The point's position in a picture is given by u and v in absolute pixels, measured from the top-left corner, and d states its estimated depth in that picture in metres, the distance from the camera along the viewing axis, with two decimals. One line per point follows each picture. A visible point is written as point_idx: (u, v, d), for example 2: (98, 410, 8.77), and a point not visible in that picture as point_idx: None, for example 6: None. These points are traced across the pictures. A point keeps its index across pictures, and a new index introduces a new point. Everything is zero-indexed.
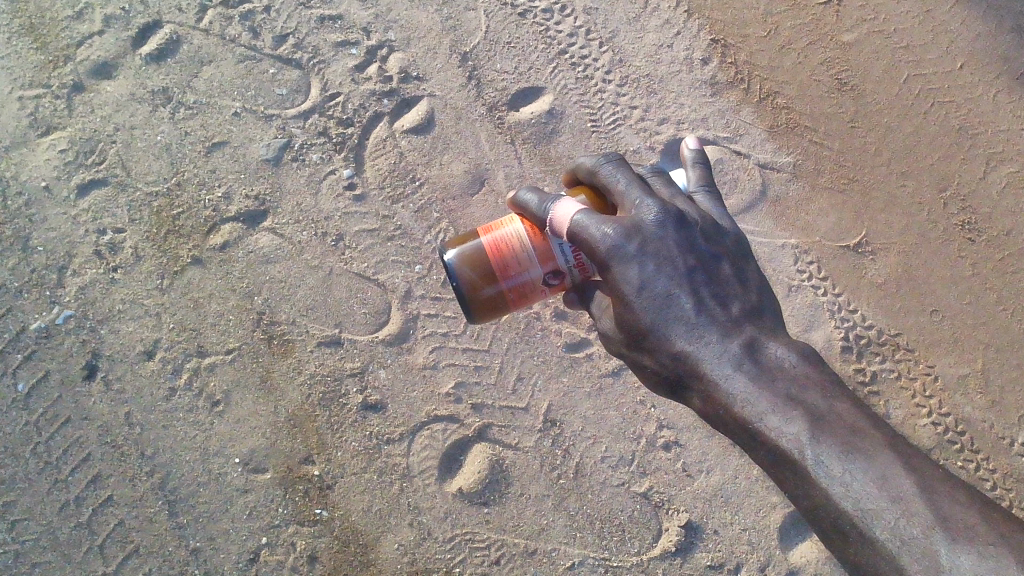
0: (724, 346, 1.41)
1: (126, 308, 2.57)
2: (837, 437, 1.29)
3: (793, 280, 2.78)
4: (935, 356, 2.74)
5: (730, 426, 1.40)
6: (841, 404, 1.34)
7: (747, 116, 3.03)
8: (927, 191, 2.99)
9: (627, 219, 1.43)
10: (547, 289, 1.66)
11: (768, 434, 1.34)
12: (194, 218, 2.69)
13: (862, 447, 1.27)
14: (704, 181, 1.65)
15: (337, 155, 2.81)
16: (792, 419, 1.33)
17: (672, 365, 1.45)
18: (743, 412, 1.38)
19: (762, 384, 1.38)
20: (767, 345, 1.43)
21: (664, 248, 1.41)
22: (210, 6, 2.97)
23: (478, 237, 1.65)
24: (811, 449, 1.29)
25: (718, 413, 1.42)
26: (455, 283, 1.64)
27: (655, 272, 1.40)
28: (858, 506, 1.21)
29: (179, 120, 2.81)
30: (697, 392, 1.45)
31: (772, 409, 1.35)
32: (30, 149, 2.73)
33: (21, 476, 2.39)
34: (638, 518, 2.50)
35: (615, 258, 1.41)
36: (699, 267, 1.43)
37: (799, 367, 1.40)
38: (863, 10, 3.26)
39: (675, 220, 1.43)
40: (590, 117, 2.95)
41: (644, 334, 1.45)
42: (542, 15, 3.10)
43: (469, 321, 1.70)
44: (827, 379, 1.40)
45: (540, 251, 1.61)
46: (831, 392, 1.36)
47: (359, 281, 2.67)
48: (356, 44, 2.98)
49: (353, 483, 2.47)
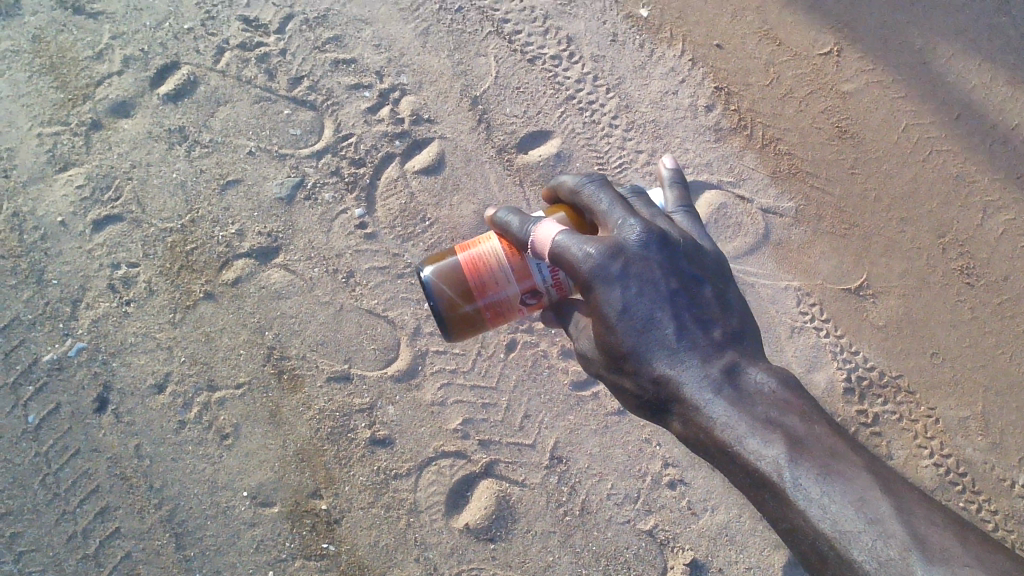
0: (705, 372, 1.48)
1: (137, 342, 2.61)
2: (814, 459, 1.34)
3: (795, 321, 2.83)
4: (935, 399, 2.78)
5: (709, 448, 1.47)
6: (819, 429, 1.40)
7: (750, 161, 3.11)
8: (926, 237, 3.05)
9: (609, 238, 1.50)
10: (523, 306, 1.75)
11: (746, 456, 1.39)
12: (206, 253, 2.74)
13: (839, 469, 1.32)
14: (682, 202, 1.79)
15: (349, 194, 2.87)
16: (771, 442, 1.38)
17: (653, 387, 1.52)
18: (722, 434, 1.44)
19: (740, 408, 1.44)
20: (747, 371, 1.50)
21: (647, 270, 1.48)
22: (227, 48, 3.06)
23: (456, 255, 1.73)
24: (789, 470, 1.34)
25: (698, 436, 1.48)
26: (434, 300, 1.72)
27: (638, 294, 1.47)
28: (836, 527, 1.26)
29: (194, 159, 2.87)
30: (677, 414, 1.51)
31: (751, 432, 1.41)
32: (48, 184, 2.79)
33: (29, 507, 2.40)
34: (644, 556, 2.52)
35: (598, 279, 1.48)
36: (683, 290, 1.50)
37: (778, 392, 1.47)
38: (862, 61, 3.36)
39: (658, 240, 1.50)
40: (597, 160, 3.02)
41: (626, 357, 1.53)
42: (551, 62, 3.20)
43: (445, 336, 1.78)
44: (805, 404, 1.46)
45: (517, 269, 1.70)
46: (809, 417, 1.42)
47: (369, 317, 2.72)
48: (370, 87, 3.06)
49: (362, 517, 2.49)
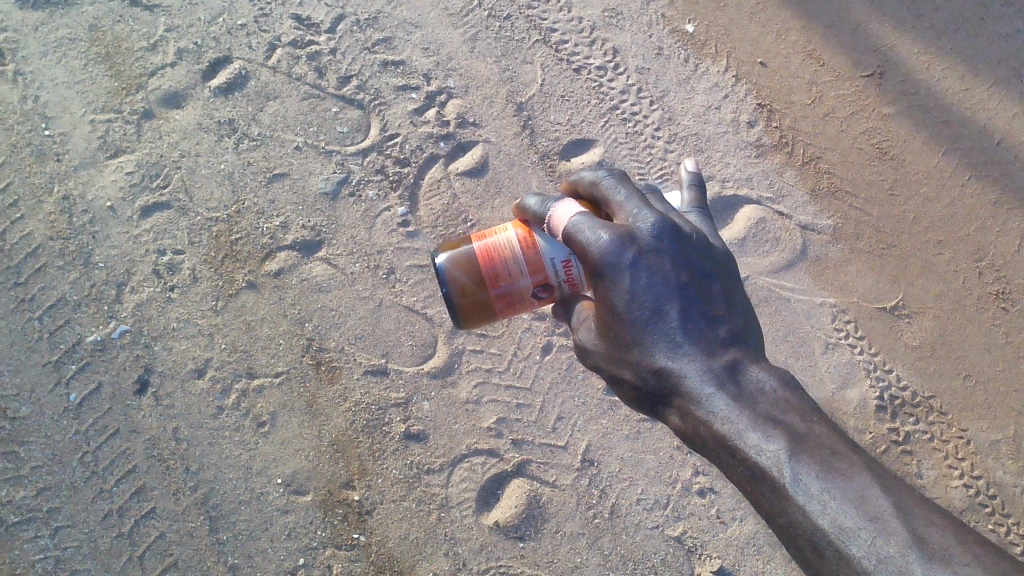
0: (708, 367, 1.49)
1: (179, 327, 2.64)
2: (814, 456, 1.35)
3: (830, 337, 2.85)
4: (967, 421, 2.80)
5: (708, 441, 1.48)
6: (819, 428, 1.41)
7: (789, 178, 3.14)
8: (962, 260, 3.07)
9: (623, 227, 1.51)
10: (534, 300, 1.78)
11: (746, 450, 1.40)
12: (251, 244, 2.78)
13: (839, 467, 1.33)
14: (698, 204, 1.83)
15: (393, 193, 2.91)
16: (772, 437, 1.39)
17: (654, 378, 1.52)
18: (722, 428, 1.45)
19: (741, 404, 1.46)
20: (749, 369, 1.51)
21: (657, 260, 1.48)
22: (279, 45, 3.11)
23: (471, 244, 1.77)
24: (790, 466, 1.35)
25: (698, 429, 1.49)
26: (447, 287, 1.76)
27: (646, 284, 1.47)
28: (836, 524, 1.26)
29: (243, 151, 2.92)
30: (676, 407, 1.53)
31: (751, 427, 1.42)
32: (98, 169, 2.84)
33: (67, 484, 2.44)
34: (671, 562, 2.54)
35: (607, 265, 1.49)
36: (691, 285, 1.50)
37: (779, 391, 1.48)
38: (904, 85, 3.38)
39: (670, 234, 1.50)
40: (638, 171, 3.04)
41: (629, 347, 1.53)
42: (596, 72, 3.24)
43: (458, 326, 1.81)
44: (804, 404, 1.47)
45: (530, 261, 1.73)
46: (809, 416, 1.44)
47: (408, 314, 2.75)
48: (418, 89, 3.10)
49: (393, 510, 2.52)
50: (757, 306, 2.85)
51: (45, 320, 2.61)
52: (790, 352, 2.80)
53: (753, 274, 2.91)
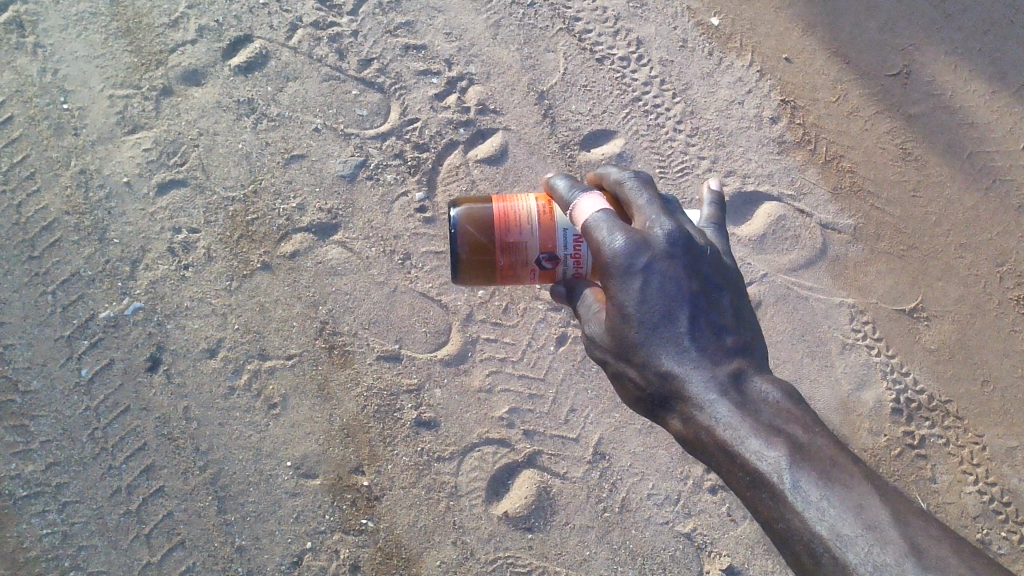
0: (713, 373, 1.45)
1: (192, 306, 2.63)
2: (815, 466, 1.32)
3: (847, 338, 2.83)
4: (983, 427, 2.77)
5: (708, 447, 1.44)
6: (822, 440, 1.37)
7: (811, 176, 3.10)
8: (984, 265, 3.04)
9: (640, 232, 1.47)
10: (536, 272, 1.74)
11: (746, 456, 1.37)
12: (267, 225, 2.76)
13: (839, 477, 1.30)
14: (716, 219, 1.80)
15: (411, 178, 2.88)
16: (773, 445, 1.36)
17: (654, 382, 1.49)
18: (723, 435, 1.41)
19: (744, 412, 1.41)
20: (754, 379, 1.47)
21: (670, 267, 1.45)
22: (300, 25, 3.08)
23: (490, 201, 1.74)
24: (790, 474, 1.31)
25: (699, 435, 1.45)
26: (457, 238, 1.72)
27: (657, 289, 1.44)
28: (834, 531, 1.24)
29: (261, 131, 2.90)
30: (678, 411, 1.48)
31: (753, 434, 1.38)
32: (115, 144, 2.82)
33: (76, 459, 2.43)
34: (680, 559, 2.53)
35: (618, 266, 1.44)
36: (701, 293, 1.48)
37: (783, 403, 1.44)
38: (931, 85, 3.34)
39: (685, 242, 1.48)
40: (659, 163, 3.01)
41: (635, 347, 1.48)
42: (619, 63, 3.20)
43: (454, 279, 1.76)
44: (808, 416, 1.43)
45: (543, 233, 1.71)
46: (813, 428, 1.39)
47: (422, 300, 2.73)
48: (439, 74, 3.07)
49: (402, 496, 2.50)
50: (775, 304, 2.83)
51: (59, 294, 2.60)
52: (806, 352, 2.78)
53: (773, 272, 2.88)
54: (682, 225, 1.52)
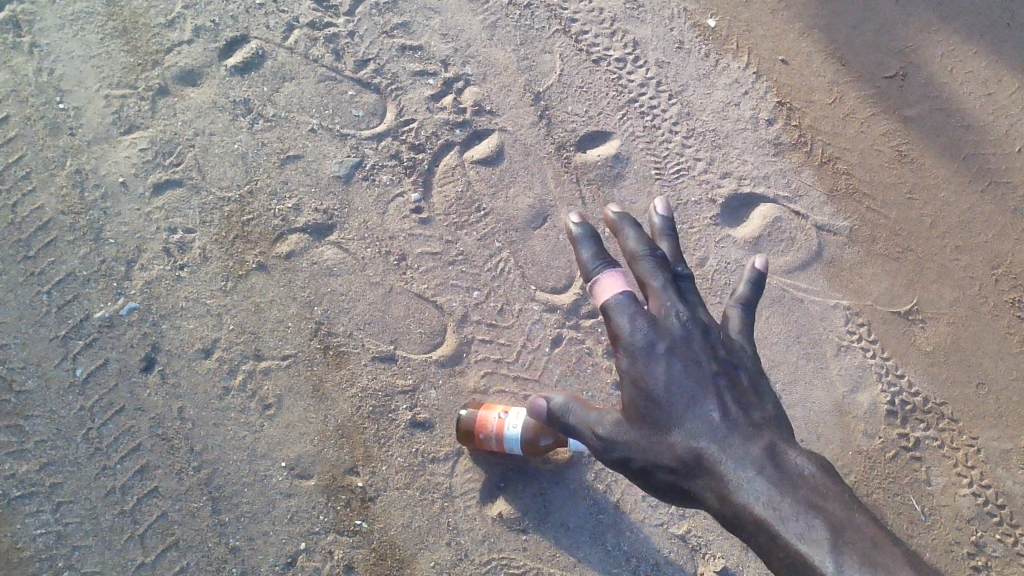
0: (746, 450, 1.39)
1: (188, 306, 2.63)
2: (855, 548, 1.22)
3: (842, 339, 2.83)
4: (978, 429, 2.77)
5: (745, 535, 1.33)
6: (861, 520, 1.28)
7: (807, 177, 3.10)
8: (979, 267, 3.04)
9: (653, 318, 1.50)
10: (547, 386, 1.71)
11: (784, 537, 1.27)
12: (262, 225, 2.76)
13: (884, 561, 1.20)
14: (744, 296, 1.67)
15: (407, 178, 2.88)
16: (815, 526, 1.26)
17: (685, 462, 1.42)
18: (760, 515, 1.31)
19: (782, 489, 1.33)
20: (788, 453, 1.40)
21: (688, 352, 1.48)
22: (296, 26, 3.08)
23: None
24: (831, 559, 1.21)
25: (733, 520, 1.35)
26: None
27: (679, 371, 1.46)
28: None
29: (257, 131, 2.90)
30: (711, 494, 1.39)
31: (794, 514, 1.28)
32: (111, 144, 2.82)
33: (71, 459, 2.43)
34: (674, 560, 2.52)
35: (636, 353, 1.48)
36: (721, 374, 1.48)
37: (818, 477, 1.35)
38: (927, 88, 3.34)
39: (700, 330, 1.51)
40: (655, 165, 3.02)
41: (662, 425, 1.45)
42: (616, 64, 3.20)
43: None
44: (848, 497, 1.34)
45: None
46: (850, 507, 1.31)
47: (418, 301, 2.73)
48: (435, 74, 3.07)
49: (396, 497, 2.50)
50: (770, 306, 2.84)
51: (54, 294, 2.59)
52: (801, 353, 2.79)
53: (767, 274, 2.89)
54: (695, 311, 1.54)
